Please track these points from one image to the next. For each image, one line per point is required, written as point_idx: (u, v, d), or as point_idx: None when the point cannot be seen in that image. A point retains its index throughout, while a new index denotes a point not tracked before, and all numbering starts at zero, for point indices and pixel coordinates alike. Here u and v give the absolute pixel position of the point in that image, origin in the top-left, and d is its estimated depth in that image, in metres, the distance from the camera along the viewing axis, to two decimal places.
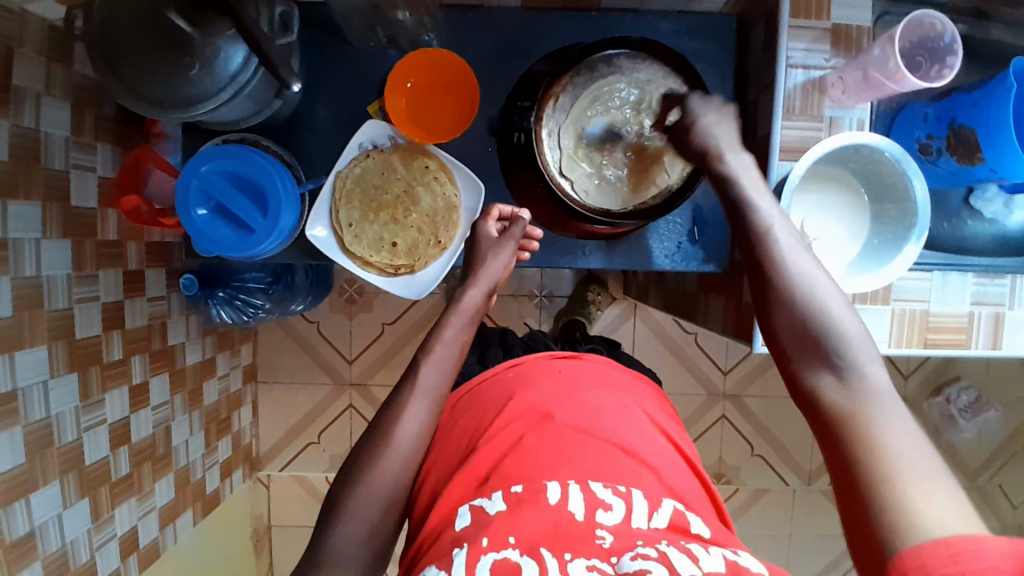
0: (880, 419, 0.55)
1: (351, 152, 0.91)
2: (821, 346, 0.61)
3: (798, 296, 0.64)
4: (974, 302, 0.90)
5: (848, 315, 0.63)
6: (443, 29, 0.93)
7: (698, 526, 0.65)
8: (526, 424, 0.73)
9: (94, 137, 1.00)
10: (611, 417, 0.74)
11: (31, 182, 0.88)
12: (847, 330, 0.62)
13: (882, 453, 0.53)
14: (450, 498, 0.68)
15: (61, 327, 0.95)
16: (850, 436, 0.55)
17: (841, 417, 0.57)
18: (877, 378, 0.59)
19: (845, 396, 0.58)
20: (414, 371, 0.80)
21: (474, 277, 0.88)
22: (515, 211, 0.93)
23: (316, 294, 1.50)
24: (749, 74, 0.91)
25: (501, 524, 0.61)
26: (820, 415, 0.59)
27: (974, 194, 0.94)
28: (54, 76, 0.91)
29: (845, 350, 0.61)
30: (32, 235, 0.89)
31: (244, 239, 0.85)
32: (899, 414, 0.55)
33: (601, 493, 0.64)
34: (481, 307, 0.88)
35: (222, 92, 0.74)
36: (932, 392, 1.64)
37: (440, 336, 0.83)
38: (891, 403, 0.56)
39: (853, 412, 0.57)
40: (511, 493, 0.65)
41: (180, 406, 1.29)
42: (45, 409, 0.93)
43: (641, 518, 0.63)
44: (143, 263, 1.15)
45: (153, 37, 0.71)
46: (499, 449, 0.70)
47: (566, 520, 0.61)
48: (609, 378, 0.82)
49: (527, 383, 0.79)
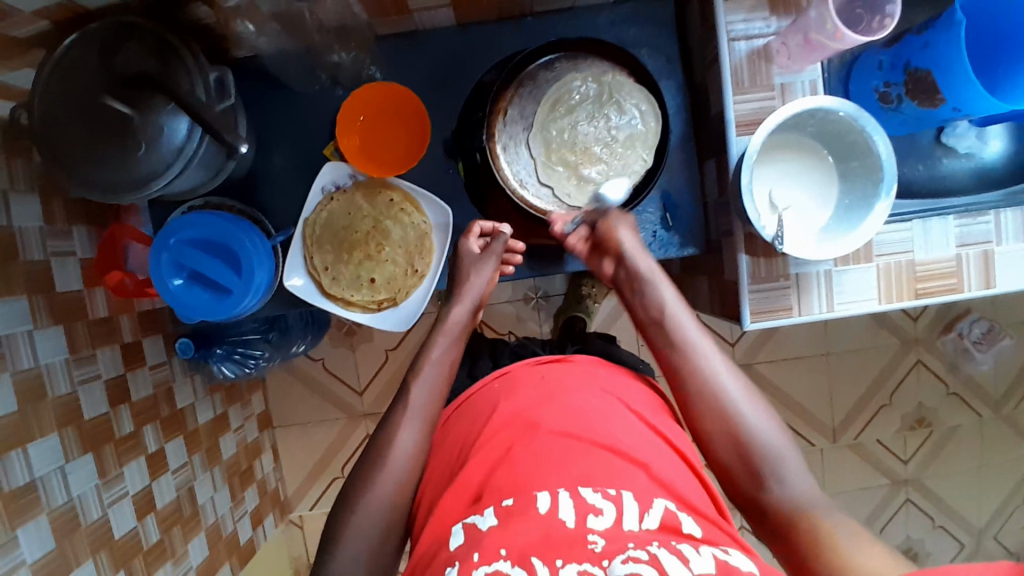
0: (824, 517, 0.66)
1: (315, 197, 0.91)
2: (751, 453, 0.71)
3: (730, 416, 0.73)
4: (959, 244, 0.89)
5: (767, 421, 0.73)
6: (383, 61, 0.93)
7: (689, 526, 0.64)
8: (513, 434, 0.73)
9: (67, 221, 1.01)
10: (599, 419, 0.74)
11: (11, 276, 0.90)
12: (773, 438, 0.72)
13: (831, 543, 0.63)
14: (443, 517, 0.69)
15: (67, 412, 0.97)
16: (806, 538, 0.65)
17: (794, 521, 0.67)
18: (804, 478, 0.70)
19: (786, 498, 0.69)
20: (405, 394, 0.81)
21: (459, 294, 0.89)
22: (497, 225, 0.92)
23: (315, 333, 1.52)
24: (696, 52, 0.90)
25: (493, 538, 0.62)
26: (769, 518, 0.69)
27: (945, 132, 0.92)
28: (16, 170, 0.92)
29: (779, 457, 0.71)
30: (23, 328, 0.90)
31: (222, 302, 0.86)
32: (834, 508, 0.66)
33: (590, 498, 0.64)
34: (468, 324, 0.89)
35: (171, 167, 0.74)
36: (944, 328, 1.62)
37: (428, 356, 0.84)
38: (821, 502, 0.67)
39: (798, 512, 0.67)
40: (501, 506, 0.65)
41: (200, 465, 1.30)
42: (66, 493, 0.95)
43: (633, 521, 0.63)
44: (138, 333, 1.17)
45: (95, 125, 0.72)
46: (488, 463, 0.71)
47: (557, 528, 0.61)
48: (595, 379, 0.81)
49: (511, 393, 0.78)
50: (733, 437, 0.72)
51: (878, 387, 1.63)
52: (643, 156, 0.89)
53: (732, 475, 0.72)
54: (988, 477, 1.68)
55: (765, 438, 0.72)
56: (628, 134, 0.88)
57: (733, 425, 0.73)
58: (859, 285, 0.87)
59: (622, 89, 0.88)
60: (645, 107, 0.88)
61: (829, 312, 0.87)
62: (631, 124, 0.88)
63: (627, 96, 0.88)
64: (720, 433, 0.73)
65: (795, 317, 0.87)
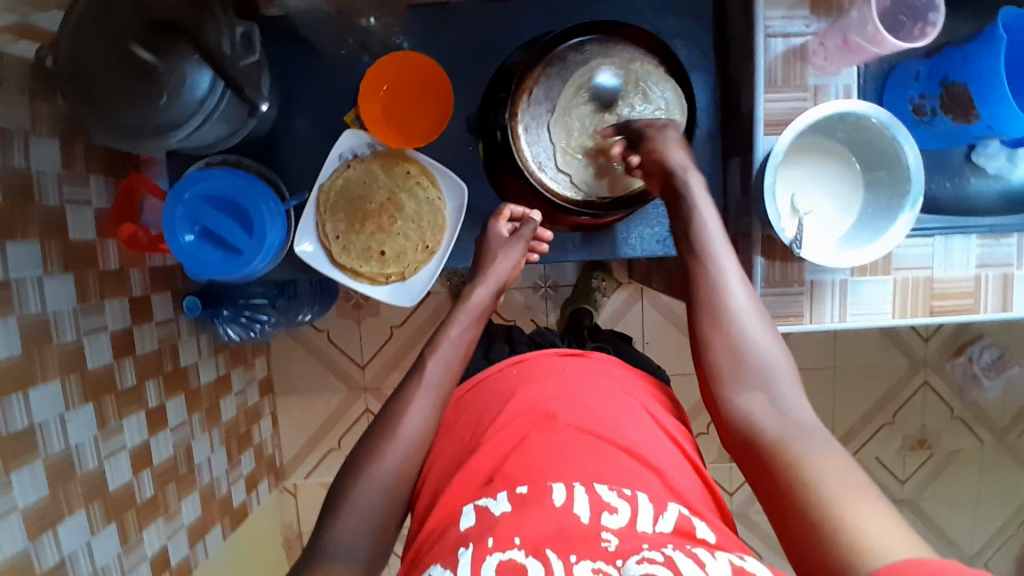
0: (809, 442, 0.59)
1: (332, 164, 0.90)
2: (748, 375, 0.67)
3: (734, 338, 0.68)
4: (981, 265, 0.87)
5: (771, 343, 0.69)
6: (412, 31, 0.92)
7: (702, 532, 0.64)
8: (528, 423, 0.72)
9: (86, 170, 1.02)
10: (617, 418, 0.74)
11: (27, 218, 0.90)
12: (774, 364, 0.67)
13: (814, 469, 0.56)
14: (454, 497, 0.69)
15: (70, 360, 0.97)
16: (783, 457, 0.59)
17: (775, 445, 0.61)
18: (801, 406, 0.64)
19: (776, 422, 0.63)
20: (419, 369, 0.80)
21: (484, 273, 0.88)
22: (526, 212, 0.92)
23: (322, 304, 1.53)
24: (731, 47, 0.88)
25: (506, 524, 0.62)
26: (753, 437, 0.63)
27: (975, 150, 0.90)
28: (38, 114, 0.92)
29: (772, 376, 0.66)
30: (34, 274, 0.91)
31: (232, 261, 0.86)
32: (822, 436, 0.60)
33: (606, 496, 0.64)
34: (488, 306, 0.88)
35: (191, 119, 0.74)
36: (954, 352, 1.60)
37: (447, 333, 0.83)
38: (813, 430, 0.61)
39: (782, 435, 0.61)
40: (515, 493, 0.65)
41: (199, 424, 1.31)
42: (64, 442, 0.95)
43: (646, 522, 0.62)
44: (147, 287, 1.17)
45: (116, 71, 0.71)
46: (502, 449, 0.70)
47: (570, 523, 0.61)
48: (612, 378, 0.81)
49: (530, 381, 0.78)
50: (732, 350, 0.68)
51: (882, 406, 1.61)
52: None
53: (724, 394, 0.67)
54: (984, 506, 1.66)
55: (764, 361, 0.67)
56: (652, 126, 0.88)
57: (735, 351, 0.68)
58: (877, 298, 0.85)
59: (649, 79, 0.87)
60: (671, 96, 0.87)
61: (843, 323, 0.85)
62: (657, 112, 0.87)
63: (654, 87, 0.87)
64: (718, 350, 0.69)
65: (806, 324, 0.85)
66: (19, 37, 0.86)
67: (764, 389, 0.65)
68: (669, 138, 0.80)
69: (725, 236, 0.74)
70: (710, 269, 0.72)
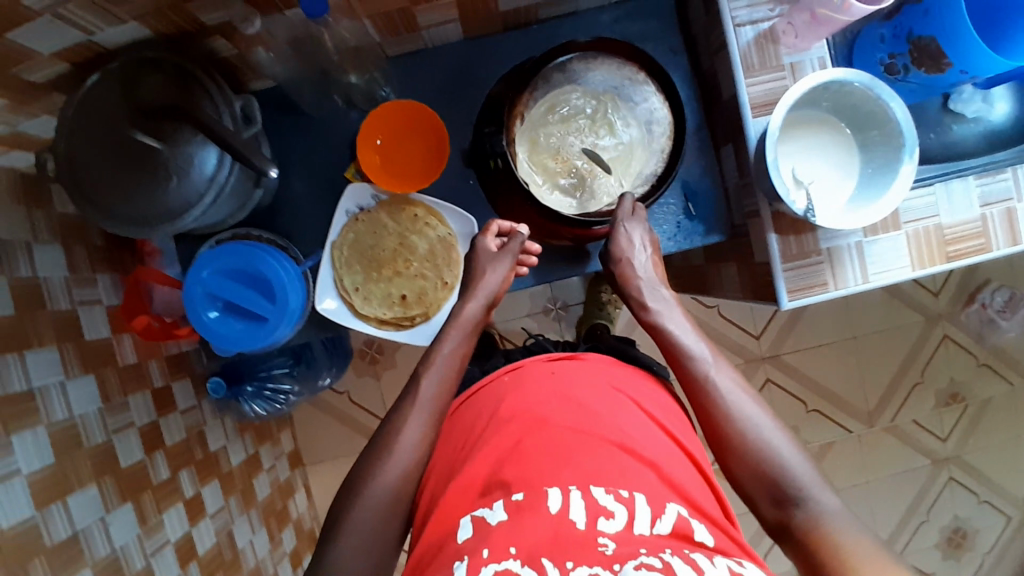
0: (845, 535, 0.67)
1: (340, 220, 0.92)
2: (776, 480, 0.72)
3: (755, 447, 0.74)
4: (984, 203, 0.89)
5: (791, 447, 0.75)
6: (395, 80, 0.94)
7: (702, 535, 0.64)
8: (521, 427, 0.72)
9: (90, 269, 1.02)
10: (613, 416, 0.74)
11: (38, 325, 0.89)
12: (794, 462, 0.73)
13: (849, 560, 0.64)
14: (453, 508, 0.68)
15: (103, 461, 0.95)
16: (824, 557, 0.66)
17: (813, 539, 0.68)
18: (825, 495, 0.71)
19: (807, 517, 0.70)
20: (414, 387, 0.81)
21: (473, 290, 0.89)
22: (514, 225, 0.92)
23: (339, 364, 1.53)
24: (704, 40, 0.92)
25: (503, 535, 0.61)
26: (793, 531, 0.70)
27: (951, 98, 0.94)
28: (36, 220, 0.92)
29: (797, 476, 0.72)
30: (55, 379, 0.90)
31: (257, 330, 0.86)
32: (851, 525, 0.68)
33: (603, 499, 0.64)
34: (481, 319, 0.88)
35: (202, 198, 0.75)
36: (966, 301, 1.61)
37: (439, 350, 0.84)
38: (843, 517, 0.69)
39: (822, 532, 0.68)
40: (511, 501, 0.65)
41: (237, 507, 1.29)
42: (109, 544, 0.93)
43: (644, 525, 0.62)
44: (167, 377, 1.16)
45: (124, 162, 0.73)
46: (497, 454, 0.70)
47: (568, 529, 0.61)
48: (607, 376, 0.81)
49: (522, 388, 0.78)
50: (750, 460, 0.74)
51: (908, 366, 1.62)
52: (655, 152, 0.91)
53: (756, 498, 0.74)
54: None
55: (788, 466, 0.73)
56: (636, 132, 0.90)
57: (760, 460, 0.74)
58: (890, 253, 0.86)
59: (621, 93, 0.90)
60: (655, 98, 0.90)
61: (866, 283, 0.85)
62: (641, 117, 0.90)
63: (628, 98, 0.90)
64: (743, 464, 0.75)
65: (831, 292, 0.85)
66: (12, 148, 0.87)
67: (791, 489, 0.72)
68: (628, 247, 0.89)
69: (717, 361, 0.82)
70: (713, 395, 0.79)
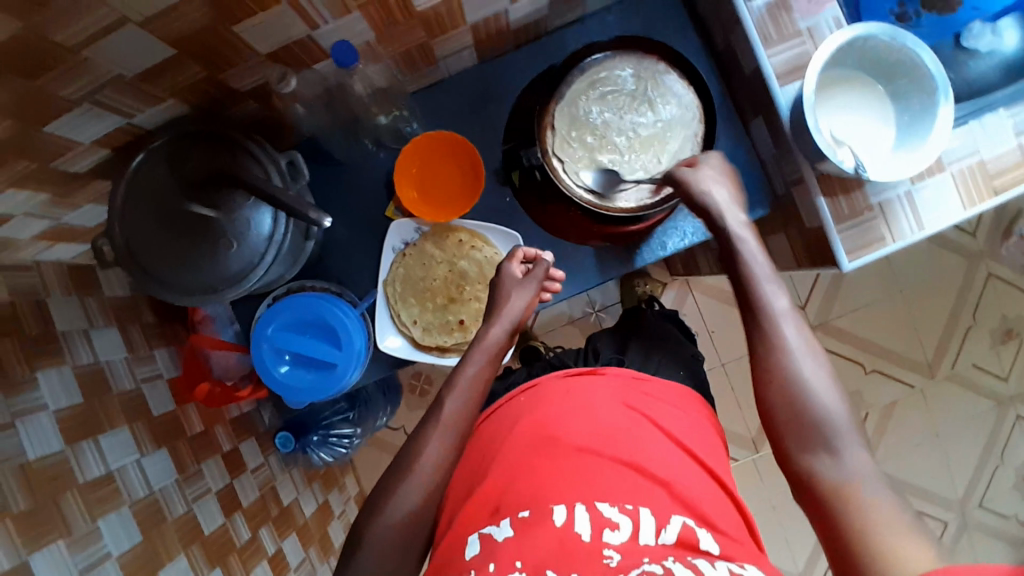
0: (874, 499, 0.63)
1: (388, 258, 0.93)
2: (812, 431, 0.68)
3: (790, 390, 0.71)
4: (1023, 132, 0.87)
5: (833, 393, 0.70)
6: (419, 114, 0.96)
7: (708, 543, 0.66)
8: (540, 446, 0.74)
9: (148, 346, 1.04)
10: (628, 434, 0.75)
11: (109, 408, 0.89)
12: (837, 415, 0.69)
13: (869, 521, 0.61)
14: (464, 525, 0.70)
15: (188, 530, 0.94)
16: (845, 514, 0.63)
17: (837, 497, 0.64)
18: (861, 455, 0.66)
19: (837, 473, 0.66)
20: (436, 409, 0.79)
21: (495, 315, 0.85)
22: (538, 252, 0.91)
23: (394, 400, 1.54)
24: (713, 23, 0.93)
25: (509, 549, 0.64)
26: (811, 486, 0.67)
27: (962, 36, 0.95)
28: (90, 307, 0.92)
29: (835, 428, 0.68)
30: (132, 457, 0.90)
31: (328, 377, 0.87)
32: (879, 485, 0.64)
33: (608, 512, 0.66)
34: (505, 346, 0.85)
35: (264, 256, 0.77)
36: (1004, 234, 1.59)
37: (461, 375, 0.81)
38: (873, 478, 0.64)
39: (848, 489, 0.64)
40: (518, 518, 0.67)
41: (317, 557, 1.28)
42: None
43: (649, 535, 0.65)
44: (234, 440, 1.18)
45: (186, 234, 0.75)
46: (509, 474, 0.72)
47: (573, 539, 0.63)
48: (623, 392, 0.81)
49: (542, 408, 0.79)
50: (790, 402, 0.70)
51: (959, 309, 1.59)
52: (692, 130, 0.89)
53: (783, 441, 0.70)
54: None
55: (826, 415, 0.69)
56: (671, 113, 0.89)
57: (795, 399, 0.70)
58: (938, 197, 0.85)
59: (651, 78, 0.89)
60: (680, 84, 0.89)
61: (921, 231, 0.84)
62: (674, 103, 0.89)
63: (657, 83, 0.89)
64: (774, 400, 0.71)
65: (889, 246, 0.84)
66: (57, 241, 0.87)
67: (826, 443, 0.67)
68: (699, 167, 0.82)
69: (777, 281, 0.76)
70: (768, 322, 0.75)
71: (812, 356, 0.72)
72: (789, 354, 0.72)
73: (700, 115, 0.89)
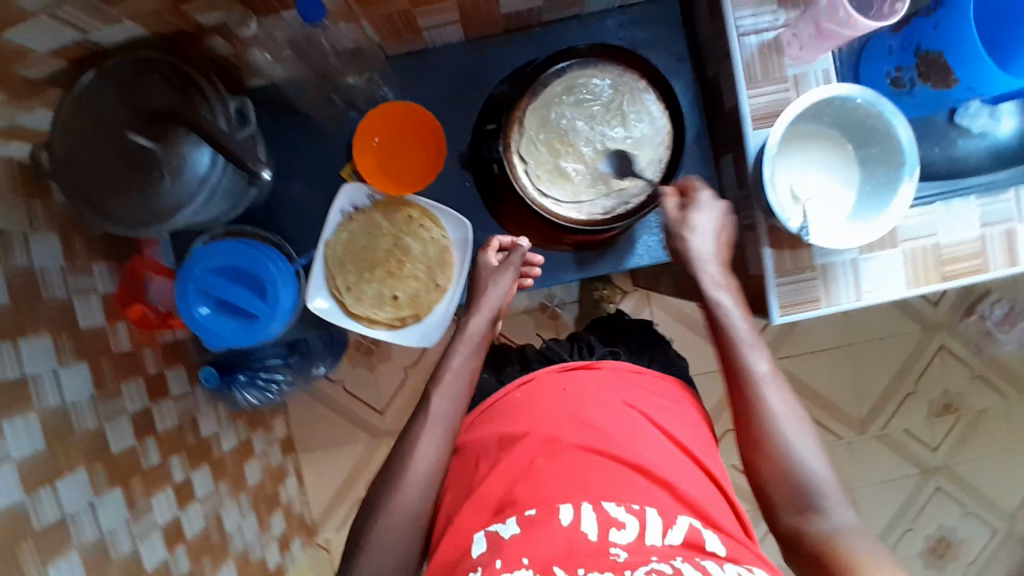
0: (862, 553, 0.65)
1: (334, 219, 0.91)
2: (801, 488, 0.71)
3: (786, 459, 0.72)
4: (985, 224, 0.88)
5: (819, 455, 0.73)
6: (394, 80, 0.94)
7: (713, 543, 0.65)
8: (537, 446, 0.72)
9: (88, 258, 1.00)
10: (625, 434, 0.73)
11: (37, 316, 0.87)
12: (821, 471, 0.72)
13: (856, 564, 0.64)
14: (466, 526, 0.69)
15: (95, 447, 0.94)
16: (831, 562, 0.65)
17: (825, 547, 0.67)
18: (848, 512, 0.69)
19: (823, 525, 0.69)
20: (427, 402, 0.80)
21: (477, 304, 0.88)
22: (514, 239, 0.92)
23: (335, 354, 1.53)
24: (707, 49, 0.91)
25: (516, 546, 0.63)
26: (802, 543, 0.69)
27: (957, 113, 0.92)
28: (35, 212, 0.88)
29: (821, 487, 0.71)
30: (49, 368, 0.88)
31: (248, 328, 0.86)
32: (871, 538, 0.67)
33: (613, 512, 0.65)
34: (487, 335, 0.87)
35: (195, 197, 0.75)
36: (966, 311, 1.60)
37: (449, 365, 0.83)
38: (861, 532, 0.67)
39: (836, 542, 0.67)
40: (524, 516, 0.66)
41: (227, 492, 1.28)
42: (98, 528, 0.91)
43: (655, 536, 0.64)
44: (161, 365, 1.15)
45: (119, 162, 0.73)
46: (510, 475, 0.70)
47: (580, 541, 0.63)
48: (618, 391, 0.79)
49: (538, 404, 0.77)
50: (784, 472, 0.72)
51: (903, 374, 1.61)
52: (660, 154, 0.88)
53: (778, 510, 0.72)
54: (1019, 461, 1.66)
55: (810, 472, 0.72)
56: (642, 132, 0.88)
57: (785, 465, 0.72)
58: (885, 272, 0.86)
59: (628, 92, 0.87)
60: (655, 104, 0.88)
61: (858, 301, 0.85)
62: (646, 122, 0.88)
63: (633, 98, 0.87)
64: (766, 467, 0.73)
65: (823, 308, 0.85)
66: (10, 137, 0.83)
67: (812, 500, 0.70)
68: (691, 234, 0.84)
69: (762, 349, 0.79)
70: (752, 389, 0.76)
71: (798, 416, 0.75)
72: (777, 426, 0.74)
73: (670, 140, 0.88)
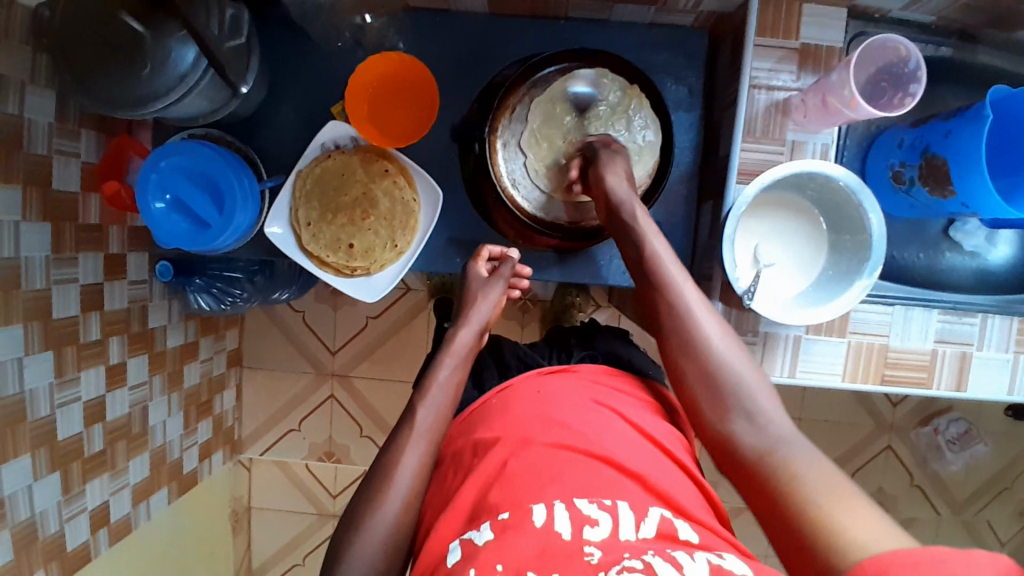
0: (794, 453, 0.67)
1: (312, 151, 0.91)
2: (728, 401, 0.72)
3: (711, 366, 0.74)
4: (938, 340, 0.87)
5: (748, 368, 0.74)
6: (410, 35, 0.94)
7: (686, 533, 0.57)
8: (507, 448, 0.64)
9: (79, 123, 0.95)
10: (593, 428, 0.66)
11: (10, 164, 0.84)
12: (747, 377, 0.73)
13: (792, 476, 0.64)
14: (441, 534, 0.61)
15: (36, 306, 0.90)
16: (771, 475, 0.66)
17: (763, 461, 0.68)
18: (778, 419, 0.70)
19: (757, 440, 0.70)
20: (409, 415, 0.76)
21: (465, 317, 0.86)
22: (504, 250, 0.93)
23: (303, 284, 1.42)
24: (717, 90, 0.91)
25: (488, 552, 0.54)
26: (738, 455, 0.70)
27: (954, 226, 0.91)
28: (39, 66, 0.87)
29: (750, 399, 0.72)
30: (11, 217, 0.85)
31: (198, 235, 0.87)
32: (806, 448, 0.67)
33: (586, 509, 0.56)
34: (473, 348, 0.85)
35: (172, 91, 0.75)
36: (921, 421, 1.59)
37: (434, 376, 0.79)
38: (792, 441, 0.68)
39: (765, 451, 0.68)
40: (497, 520, 0.57)
41: (159, 388, 1.22)
42: (19, 385, 0.88)
43: (629, 530, 0.55)
44: (125, 246, 1.09)
45: (102, 39, 0.72)
46: (483, 478, 0.63)
47: (553, 541, 0.54)
48: (586, 389, 0.72)
49: (508, 409, 0.70)
50: (710, 381, 0.74)
51: (842, 464, 1.61)
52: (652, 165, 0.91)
53: (710, 420, 0.73)
54: None
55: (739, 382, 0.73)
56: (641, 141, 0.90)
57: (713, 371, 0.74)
58: (825, 356, 0.86)
59: (632, 100, 0.89)
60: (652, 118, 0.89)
61: (790, 377, 0.86)
62: (647, 132, 0.90)
63: (637, 107, 0.89)
64: (696, 375, 0.75)
65: None
66: None
67: (744, 408, 0.71)
68: (610, 174, 0.84)
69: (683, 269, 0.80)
70: (678, 302, 0.78)
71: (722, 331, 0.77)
72: (705, 341, 0.75)
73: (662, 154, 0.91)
